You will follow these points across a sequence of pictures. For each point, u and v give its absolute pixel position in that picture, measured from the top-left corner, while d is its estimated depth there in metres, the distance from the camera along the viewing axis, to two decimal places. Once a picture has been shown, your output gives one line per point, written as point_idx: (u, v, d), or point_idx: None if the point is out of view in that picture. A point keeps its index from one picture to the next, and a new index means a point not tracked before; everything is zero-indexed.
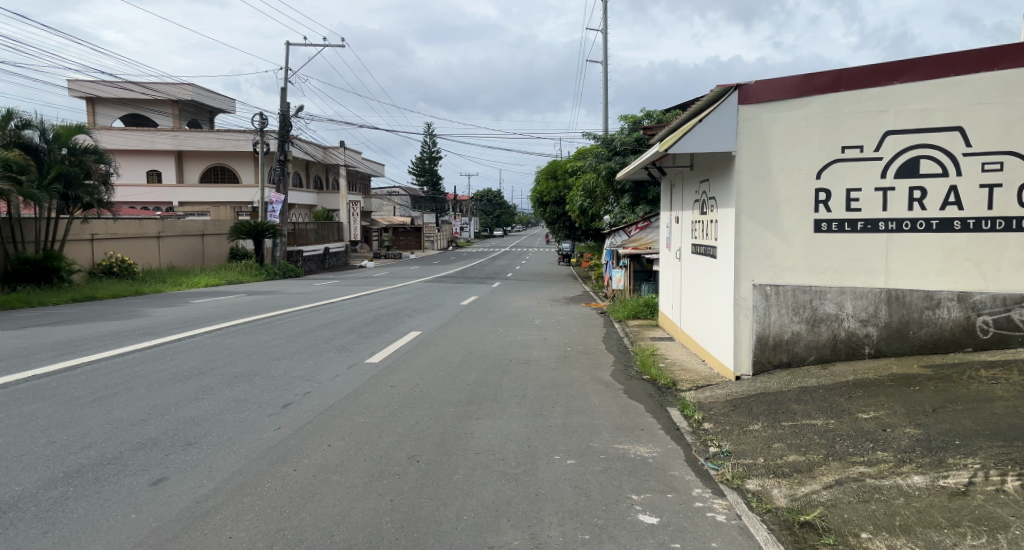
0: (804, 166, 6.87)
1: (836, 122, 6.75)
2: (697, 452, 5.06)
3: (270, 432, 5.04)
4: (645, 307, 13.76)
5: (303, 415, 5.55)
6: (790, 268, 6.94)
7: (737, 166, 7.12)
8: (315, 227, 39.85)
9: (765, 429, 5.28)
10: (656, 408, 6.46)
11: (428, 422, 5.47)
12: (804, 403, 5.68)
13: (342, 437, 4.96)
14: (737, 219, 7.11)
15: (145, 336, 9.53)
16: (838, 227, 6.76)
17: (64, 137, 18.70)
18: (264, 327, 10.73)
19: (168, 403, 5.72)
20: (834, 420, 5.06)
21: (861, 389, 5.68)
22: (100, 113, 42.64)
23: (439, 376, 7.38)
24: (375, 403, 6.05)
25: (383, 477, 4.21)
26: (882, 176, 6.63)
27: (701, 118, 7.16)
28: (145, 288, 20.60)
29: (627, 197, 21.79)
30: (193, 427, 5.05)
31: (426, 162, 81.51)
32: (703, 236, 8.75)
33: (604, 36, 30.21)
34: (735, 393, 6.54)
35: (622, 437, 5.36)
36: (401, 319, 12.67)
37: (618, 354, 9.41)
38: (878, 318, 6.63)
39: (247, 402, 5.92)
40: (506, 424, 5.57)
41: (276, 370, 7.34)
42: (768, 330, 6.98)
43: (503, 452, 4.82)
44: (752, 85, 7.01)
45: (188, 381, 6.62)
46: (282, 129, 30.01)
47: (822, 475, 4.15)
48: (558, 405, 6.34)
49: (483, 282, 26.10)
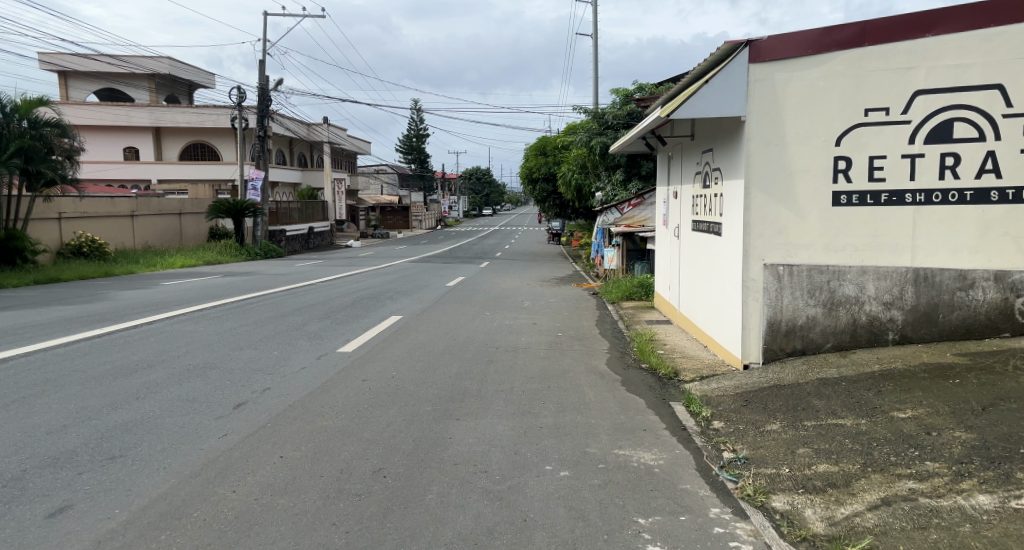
0: (822, 132, 6.13)
1: (859, 81, 6.01)
2: (709, 459, 4.39)
3: (213, 441, 4.29)
4: (640, 288, 13.11)
5: (254, 418, 4.81)
6: (805, 245, 6.24)
7: (747, 132, 6.35)
8: (298, 206, 38.84)
9: (784, 431, 4.61)
10: (658, 403, 5.78)
11: (400, 425, 4.77)
12: (826, 398, 5.01)
13: (297, 447, 4.23)
14: (745, 191, 6.36)
15: (99, 323, 8.70)
16: (859, 200, 6.07)
17: (24, 109, 17.59)
18: (232, 312, 9.99)
19: (101, 404, 4.97)
20: (867, 420, 4.39)
21: (892, 381, 5.02)
22: (73, 87, 41.17)
23: (418, 367, 6.67)
24: (341, 402, 5.32)
25: (340, 500, 3.51)
26: (910, 142, 5.93)
27: (707, 79, 6.38)
28: (115, 269, 19.62)
29: (620, 173, 21.01)
30: (122, 436, 4.30)
31: (414, 139, 80.42)
32: (705, 211, 8.06)
33: (594, 11, 29.50)
34: (745, 385, 5.88)
35: (622, 441, 4.68)
36: (383, 302, 11.93)
37: (613, 340, 8.75)
38: (903, 300, 5.97)
39: (193, 402, 5.17)
40: (490, 426, 4.87)
41: (235, 362, 6.59)
42: (780, 315, 6.29)
43: (485, 463, 4.14)
44: (764, 40, 6.25)
45: (131, 375, 5.85)
46: (262, 103, 28.91)
47: (863, 493, 3.48)
48: (549, 401, 5.64)
49: (472, 262, 25.38)
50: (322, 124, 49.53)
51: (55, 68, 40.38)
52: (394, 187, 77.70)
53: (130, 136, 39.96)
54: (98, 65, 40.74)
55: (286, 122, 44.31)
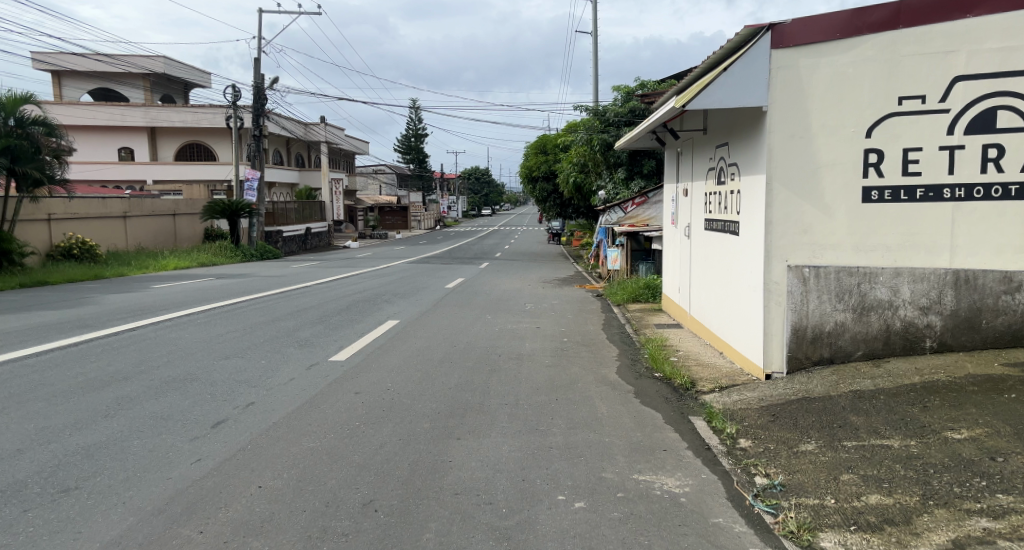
0: (852, 122, 5.66)
1: (893, 66, 5.54)
2: (739, 485, 3.92)
3: (184, 468, 3.75)
4: (646, 290, 12.66)
5: (233, 439, 4.30)
6: (832, 245, 5.77)
7: (769, 123, 5.87)
8: (296, 207, 38.38)
9: (822, 453, 4.13)
10: (677, 418, 5.31)
11: (395, 447, 4.31)
12: (864, 414, 4.55)
13: (279, 474, 3.75)
14: (767, 188, 5.87)
15: (80, 329, 8.21)
16: (892, 196, 5.60)
17: (10, 107, 17.10)
18: (222, 317, 9.50)
19: (64, 422, 4.44)
20: (917, 441, 3.94)
21: (937, 395, 4.56)
22: (67, 87, 40.66)
23: (414, 378, 6.19)
24: (330, 419, 4.83)
25: (324, 541, 3.02)
26: (949, 133, 5.46)
27: (725, 67, 5.91)
28: (105, 271, 19.10)
29: (621, 171, 20.52)
30: (80, 460, 3.78)
31: (413, 139, 79.95)
32: (719, 209, 7.59)
33: (594, 8, 29.06)
34: (769, 397, 5.42)
35: (641, 465, 4.20)
36: (380, 306, 11.43)
37: (622, 346, 8.26)
38: (942, 304, 5.52)
39: (168, 418, 4.65)
40: (494, 447, 4.40)
41: (219, 373, 6.09)
42: (806, 321, 5.82)
43: (488, 493, 3.65)
44: (788, 24, 5.77)
45: (103, 388, 5.34)
46: (257, 102, 28.38)
47: (929, 534, 3.03)
48: (557, 417, 5.16)
49: (472, 262, 24.94)
50: (318, 124, 49.06)
51: (48, 68, 39.87)
52: (393, 187, 77.35)
53: (125, 135, 39.44)
54: (92, 64, 40.21)
55: (283, 122, 43.86)
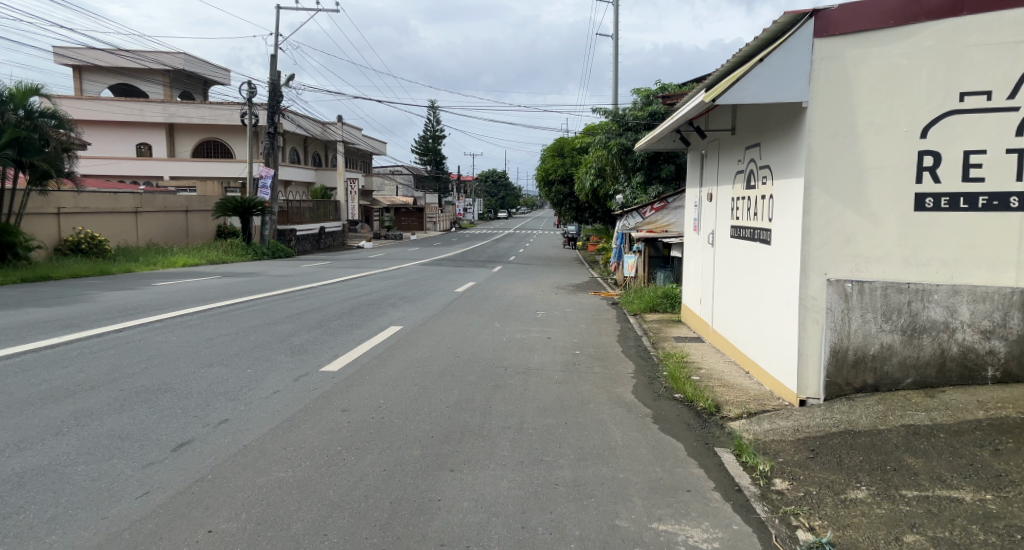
0: (905, 121, 5.02)
1: (956, 57, 4.89)
2: (779, 540, 3.30)
3: (126, 504, 3.22)
4: (664, 299, 12.00)
5: (193, 466, 3.76)
6: (879, 258, 5.12)
7: (809, 121, 5.28)
8: (310, 206, 38.10)
9: (876, 504, 3.50)
10: (701, 450, 4.69)
11: (377, 480, 3.75)
12: (923, 455, 3.91)
13: (236, 515, 3.19)
14: (806, 192, 5.27)
15: (64, 329, 7.76)
16: (949, 204, 4.93)
17: (19, 99, 16.81)
18: (216, 319, 9.04)
19: (7, 440, 3.94)
20: (993, 495, 3.31)
21: (1010, 436, 3.90)
22: (87, 81, 40.84)
23: (410, 395, 5.62)
24: (309, 443, 4.29)
25: None
26: (1018, 134, 4.79)
27: (761, 58, 5.33)
28: (110, 267, 18.79)
29: (640, 175, 19.79)
30: (7, 491, 3.25)
31: (430, 140, 79.58)
32: (748, 215, 6.97)
33: (615, 11, 28.39)
34: (807, 428, 4.78)
35: (660, 511, 3.59)
36: (384, 310, 10.89)
37: (639, 362, 7.64)
38: (1006, 328, 4.86)
39: (125, 438, 4.12)
40: (491, 482, 3.83)
41: (197, 383, 5.57)
42: (847, 343, 5.18)
43: (480, 545, 3.07)
44: (835, 11, 5.18)
45: (64, 399, 4.83)
46: (272, 99, 28.14)
47: None
48: (566, 445, 4.57)
49: (483, 265, 24.36)
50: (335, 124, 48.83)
51: (69, 62, 40.07)
52: (409, 188, 77.10)
53: (142, 131, 39.45)
54: (112, 59, 40.34)
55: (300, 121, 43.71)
